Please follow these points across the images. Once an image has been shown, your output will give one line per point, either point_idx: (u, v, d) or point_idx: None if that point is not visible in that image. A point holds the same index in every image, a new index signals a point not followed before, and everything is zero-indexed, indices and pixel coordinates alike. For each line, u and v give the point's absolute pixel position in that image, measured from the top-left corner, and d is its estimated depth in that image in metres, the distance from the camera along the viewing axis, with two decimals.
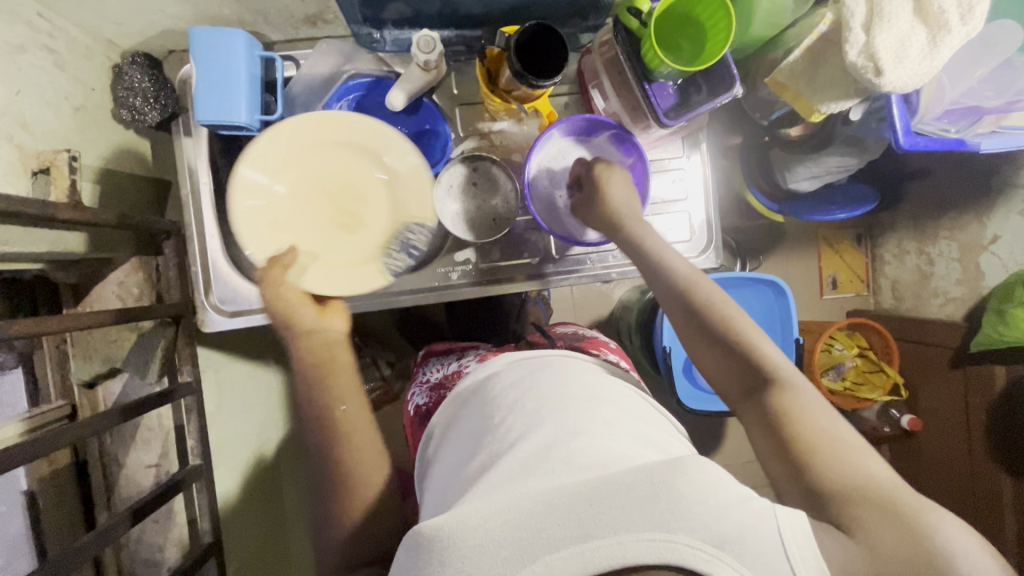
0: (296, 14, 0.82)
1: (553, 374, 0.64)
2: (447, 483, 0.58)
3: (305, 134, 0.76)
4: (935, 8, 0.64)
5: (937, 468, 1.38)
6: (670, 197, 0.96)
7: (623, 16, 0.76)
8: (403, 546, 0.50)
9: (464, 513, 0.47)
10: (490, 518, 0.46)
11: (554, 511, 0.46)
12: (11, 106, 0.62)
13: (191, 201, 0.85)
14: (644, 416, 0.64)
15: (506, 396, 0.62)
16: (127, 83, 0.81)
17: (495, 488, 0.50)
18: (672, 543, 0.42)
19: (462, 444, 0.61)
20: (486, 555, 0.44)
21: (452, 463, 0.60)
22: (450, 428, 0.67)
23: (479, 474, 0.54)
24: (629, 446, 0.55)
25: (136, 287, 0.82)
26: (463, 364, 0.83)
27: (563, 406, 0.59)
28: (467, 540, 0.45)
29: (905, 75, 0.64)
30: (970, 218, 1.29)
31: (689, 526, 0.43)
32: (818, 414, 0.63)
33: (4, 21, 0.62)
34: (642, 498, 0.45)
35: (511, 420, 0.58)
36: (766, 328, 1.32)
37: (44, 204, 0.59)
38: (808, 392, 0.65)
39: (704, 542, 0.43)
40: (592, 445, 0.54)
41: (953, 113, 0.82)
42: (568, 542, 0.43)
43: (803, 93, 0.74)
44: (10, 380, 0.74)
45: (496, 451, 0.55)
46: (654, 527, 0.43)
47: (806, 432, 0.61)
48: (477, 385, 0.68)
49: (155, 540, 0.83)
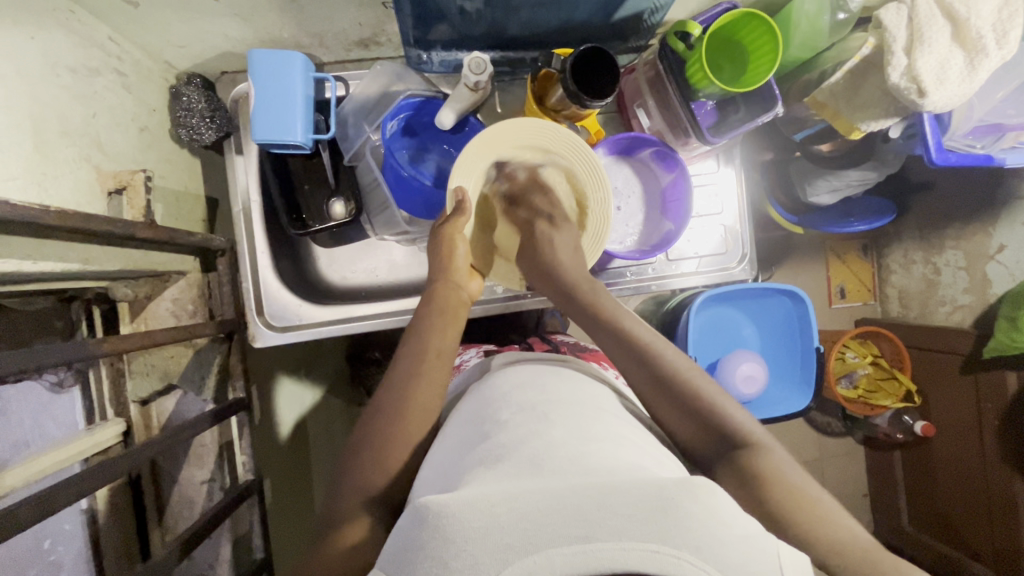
0: (350, 37, 0.84)
1: (560, 383, 0.64)
2: (441, 470, 0.55)
3: (510, 138, 0.76)
4: (972, 34, 0.67)
5: (946, 474, 1.40)
6: (704, 210, 0.99)
7: (671, 40, 0.79)
8: (402, 520, 0.48)
9: (472, 494, 0.45)
10: (496, 504, 0.44)
11: (559, 507, 0.43)
12: (88, 127, 0.65)
13: (242, 218, 0.87)
14: (642, 429, 0.62)
15: (515, 397, 0.61)
16: (185, 104, 0.83)
17: (498, 476, 0.48)
18: (677, 559, 0.40)
19: (461, 435, 0.59)
20: (488, 541, 0.42)
21: (446, 452, 0.58)
22: (444, 424, 0.64)
23: (481, 461, 0.52)
24: (633, 452, 0.54)
25: (190, 304, 0.84)
26: (463, 359, 0.89)
27: (571, 412, 0.58)
28: (472, 522, 0.43)
29: (947, 96, 0.69)
30: (975, 229, 1.31)
31: (695, 547, 0.41)
32: (796, 480, 0.58)
33: (82, 47, 0.65)
34: (650, 510, 0.42)
35: (517, 418, 0.57)
36: (783, 338, 1.35)
37: (127, 222, 0.60)
38: (783, 456, 0.60)
39: (708, 566, 0.40)
40: (599, 449, 0.52)
41: (978, 130, 0.85)
42: (570, 539, 0.41)
43: (843, 112, 0.79)
44: (67, 400, 0.75)
45: (499, 443, 0.53)
46: (658, 539, 0.41)
47: (785, 487, 0.57)
48: (482, 389, 0.68)
49: (207, 556, 0.84)
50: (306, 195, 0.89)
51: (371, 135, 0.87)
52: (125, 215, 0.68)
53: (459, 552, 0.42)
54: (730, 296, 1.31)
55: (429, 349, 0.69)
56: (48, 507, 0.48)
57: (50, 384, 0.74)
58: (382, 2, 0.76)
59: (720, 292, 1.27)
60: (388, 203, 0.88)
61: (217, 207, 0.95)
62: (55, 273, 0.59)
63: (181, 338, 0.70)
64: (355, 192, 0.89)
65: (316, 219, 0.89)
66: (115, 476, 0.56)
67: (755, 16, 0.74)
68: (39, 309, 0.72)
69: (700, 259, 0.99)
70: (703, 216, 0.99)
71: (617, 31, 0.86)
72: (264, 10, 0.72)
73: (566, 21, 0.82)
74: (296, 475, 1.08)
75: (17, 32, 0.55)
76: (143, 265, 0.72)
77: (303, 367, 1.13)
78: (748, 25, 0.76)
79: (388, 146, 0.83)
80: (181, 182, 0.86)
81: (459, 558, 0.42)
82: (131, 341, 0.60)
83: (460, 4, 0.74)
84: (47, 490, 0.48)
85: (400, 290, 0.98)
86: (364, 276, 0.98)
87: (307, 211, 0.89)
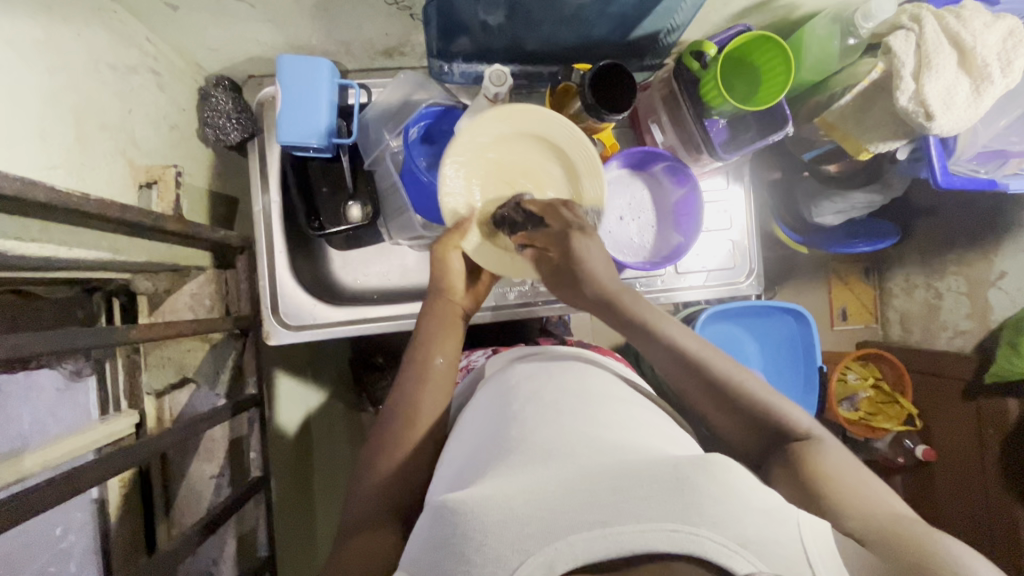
0: (376, 46, 0.87)
1: (574, 375, 0.65)
2: (462, 462, 0.57)
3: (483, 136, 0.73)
4: (978, 61, 0.70)
5: (946, 499, 1.40)
6: (712, 226, 1.01)
7: (687, 60, 0.82)
8: (424, 518, 0.50)
9: (489, 488, 0.47)
10: (513, 497, 0.45)
11: (577, 497, 0.45)
12: (123, 123, 0.67)
13: (261, 217, 0.89)
14: (659, 415, 0.63)
15: (527, 389, 0.63)
16: (213, 105, 0.86)
17: (515, 466, 0.50)
18: (695, 536, 0.41)
19: (480, 427, 0.61)
20: (509, 532, 0.43)
21: (466, 443, 0.60)
22: (464, 419, 0.66)
23: (497, 455, 0.53)
24: (648, 437, 0.55)
25: (207, 299, 0.85)
26: (475, 359, 0.91)
27: (585, 401, 0.59)
28: (491, 516, 0.44)
29: (953, 120, 0.71)
30: (977, 255, 1.33)
31: (712, 522, 0.42)
32: (853, 475, 0.57)
33: (121, 45, 0.67)
34: (664, 490, 0.44)
35: (531, 408, 0.58)
36: (787, 356, 1.35)
37: (160, 216, 0.62)
38: (832, 445, 0.60)
39: (727, 538, 0.41)
40: (614, 436, 0.53)
41: (982, 156, 0.87)
42: (588, 526, 0.42)
43: (853, 134, 0.81)
44: (83, 388, 0.76)
45: (515, 434, 0.55)
46: (675, 518, 0.42)
47: (828, 471, 0.56)
48: (500, 380, 0.70)
49: (211, 553, 0.85)
50: (324, 198, 0.91)
51: (391, 143, 0.88)
52: (155, 207, 0.71)
53: (480, 546, 0.43)
54: (733, 312, 1.32)
55: (434, 355, 0.70)
56: (72, 486, 0.49)
57: (69, 372, 0.74)
58: (410, 13, 0.79)
59: (725, 308, 1.29)
60: (405, 207, 0.89)
61: (236, 206, 0.97)
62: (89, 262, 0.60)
63: (202, 331, 0.71)
64: (372, 197, 0.92)
65: (332, 221, 0.91)
66: (135, 461, 0.57)
67: (768, 39, 0.77)
68: (64, 297, 0.73)
69: (708, 273, 1.00)
70: (711, 231, 1.01)
71: (633, 49, 0.89)
72: (297, 17, 0.75)
73: (585, 38, 0.85)
74: (300, 477, 1.08)
75: (66, 29, 0.57)
76: (166, 258, 0.73)
77: (309, 370, 1.14)
78: (762, 46, 0.79)
79: (409, 151, 0.84)
80: (205, 180, 0.88)
81: (480, 552, 0.43)
82: (154, 330, 0.61)
83: (485, 18, 0.77)
84: (73, 471, 0.49)
85: (411, 293, 0.99)
86: (376, 279, 0.99)
87: (324, 215, 0.91)
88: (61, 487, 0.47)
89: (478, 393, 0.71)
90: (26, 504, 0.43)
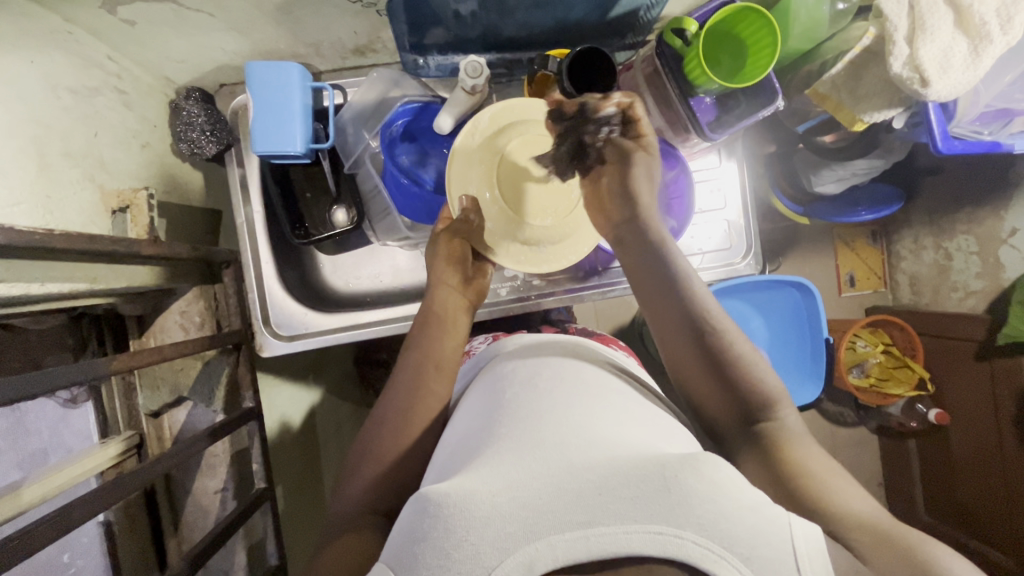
0: (346, 44, 0.84)
1: (564, 363, 0.64)
2: (449, 455, 0.56)
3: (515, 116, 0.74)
4: (976, 19, 0.66)
5: (963, 464, 1.37)
6: (706, 206, 0.98)
7: (668, 36, 0.79)
8: (405, 508, 0.48)
9: (473, 483, 0.46)
10: (497, 494, 0.44)
11: (561, 495, 0.43)
12: (91, 147, 0.67)
13: (243, 227, 0.86)
14: (650, 407, 0.61)
15: (520, 376, 0.62)
16: (185, 118, 0.84)
17: (500, 459, 0.48)
18: (680, 539, 0.40)
19: (470, 421, 0.59)
20: (491, 529, 0.42)
21: (462, 434, 0.58)
22: (461, 406, 0.65)
23: (483, 449, 0.52)
24: (637, 429, 0.53)
25: (197, 316, 0.85)
26: (473, 344, 0.89)
27: (574, 393, 0.57)
28: (474, 512, 0.43)
29: (950, 85, 0.67)
30: (987, 212, 1.27)
31: (699, 524, 0.41)
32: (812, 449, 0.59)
33: (80, 67, 0.66)
34: (652, 490, 0.43)
35: (523, 399, 0.57)
36: (792, 330, 1.33)
37: (131, 242, 0.60)
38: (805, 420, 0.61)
39: (711, 541, 0.40)
40: (603, 428, 0.52)
41: (985, 116, 0.83)
42: (573, 526, 0.41)
43: (846, 104, 0.79)
44: (80, 415, 0.79)
45: (503, 425, 0.54)
46: (662, 520, 0.41)
47: (796, 471, 0.57)
48: (491, 371, 0.68)
49: (224, 563, 0.88)
50: (308, 203, 0.90)
51: (371, 143, 0.87)
52: (129, 232, 0.71)
53: (460, 543, 0.42)
54: (739, 288, 1.29)
55: (431, 358, 0.71)
56: (66, 522, 0.50)
57: (64, 401, 0.78)
58: (376, 9, 0.76)
59: (730, 282, 1.26)
60: (388, 209, 0.88)
61: (221, 218, 0.97)
62: (65, 293, 0.60)
63: (190, 352, 0.71)
64: (356, 199, 0.90)
65: (320, 227, 0.90)
66: (132, 490, 0.58)
67: (754, 10, 0.73)
68: (55, 325, 0.75)
69: (704, 255, 0.98)
70: (706, 211, 0.98)
71: (613, 27, 0.85)
72: (260, 23, 0.72)
73: (564, 21, 0.82)
74: (309, 479, 1.09)
75: (18, 57, 0.56)
76: (148, 281, 0.73)
77: (312, 374, 1.13)
78: (745, 17, 0.75)
79: (387, 153, 0.83)
80: (185, 197, 0.88)
81: (461, 548, 0.41)
82: (138, 358, 0.61)
83: (455, 7, 0.74)
84: (63, 509, 0.50)
85: (404, 293, 0.98)
86: (369, 281, 0.98)
87: (309, 221, 0.90)
88: (52, 526, 0.48)
89: (469, 390, 0.68)
90: (12, 548, 0.44)
